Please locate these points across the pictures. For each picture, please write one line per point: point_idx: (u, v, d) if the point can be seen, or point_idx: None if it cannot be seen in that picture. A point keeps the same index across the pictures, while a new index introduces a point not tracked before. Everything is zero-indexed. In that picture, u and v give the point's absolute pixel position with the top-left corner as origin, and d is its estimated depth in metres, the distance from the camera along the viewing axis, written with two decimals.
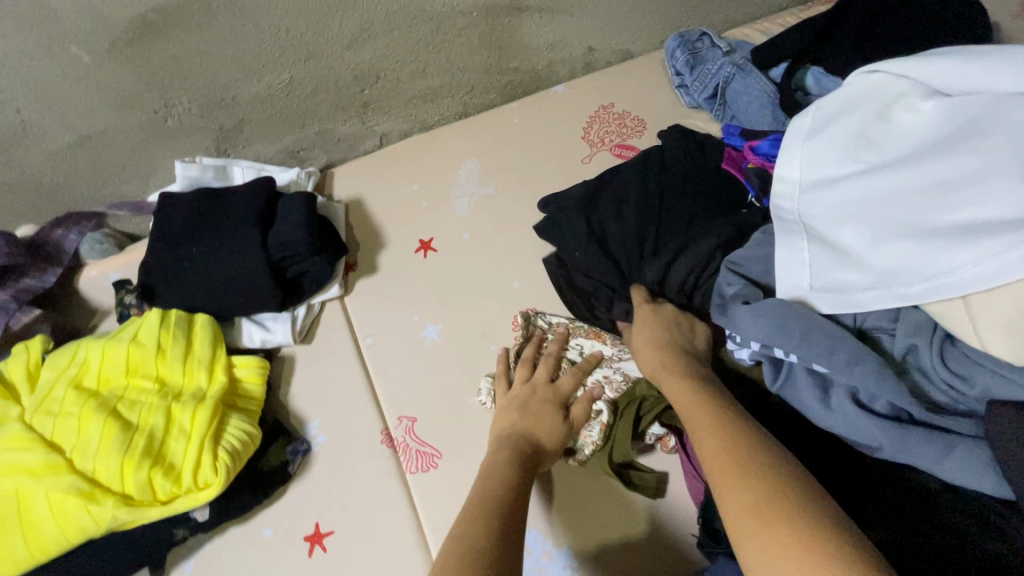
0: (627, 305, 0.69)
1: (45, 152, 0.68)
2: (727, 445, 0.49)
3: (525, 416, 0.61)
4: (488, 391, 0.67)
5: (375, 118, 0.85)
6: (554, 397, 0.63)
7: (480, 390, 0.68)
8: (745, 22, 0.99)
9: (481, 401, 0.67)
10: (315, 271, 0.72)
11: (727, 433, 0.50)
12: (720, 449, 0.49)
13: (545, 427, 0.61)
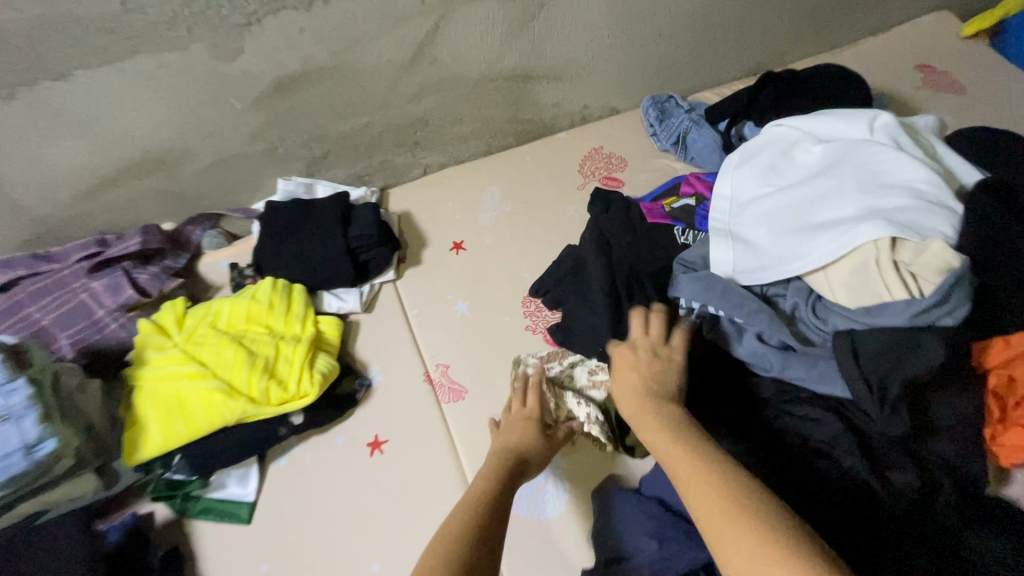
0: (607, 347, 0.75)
1: (194, 171, 0.96)
2: (719, 501, 0.53)
3: (512, 439, 0.73)
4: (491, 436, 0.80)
5: (423, 153, 1.13)
6: (531, 427, 0.74)
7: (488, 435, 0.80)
8: (705, 88, 1.29)
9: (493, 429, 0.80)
10: (379, 257, 0.99)
11: (716, 484, 0.54)
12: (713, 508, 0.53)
13: (526, 446, 0.72)
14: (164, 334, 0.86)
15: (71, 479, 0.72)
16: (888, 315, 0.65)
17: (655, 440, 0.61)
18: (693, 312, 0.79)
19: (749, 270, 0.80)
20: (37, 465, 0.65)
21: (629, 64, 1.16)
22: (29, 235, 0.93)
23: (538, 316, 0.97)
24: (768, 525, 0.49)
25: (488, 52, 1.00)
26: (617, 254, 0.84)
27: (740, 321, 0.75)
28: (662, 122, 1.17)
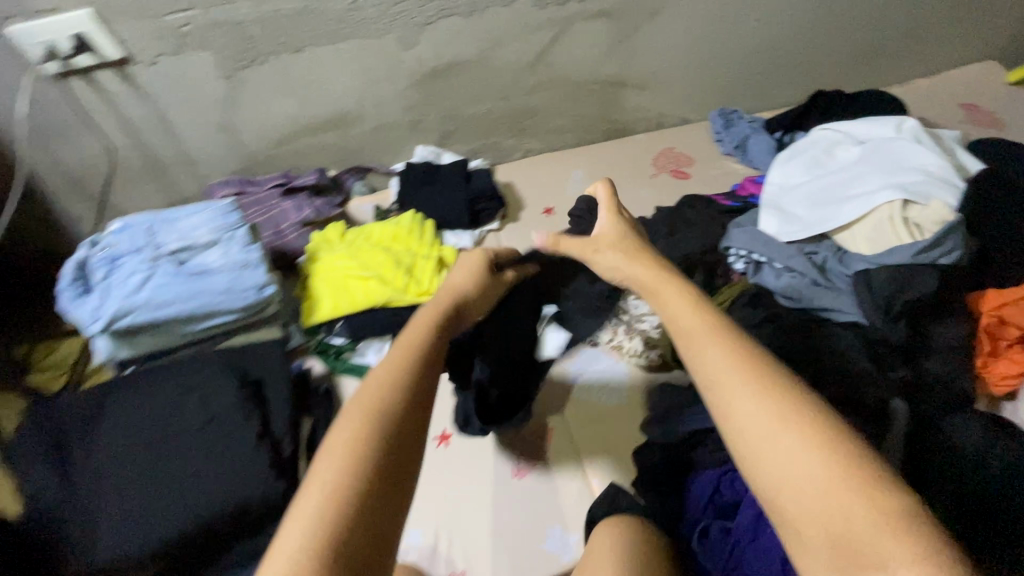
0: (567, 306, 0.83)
1: (361, 132, 1.28)
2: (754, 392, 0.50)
3: (458, 287, 0.73)
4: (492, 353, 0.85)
5: (527, 139, 1.41)
6: (476, 276, 0.75)
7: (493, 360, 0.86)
8: (764, 109, 1.52)
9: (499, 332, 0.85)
10: (490, 208, 1.27)
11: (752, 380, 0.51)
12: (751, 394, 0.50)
13: (471, 291, 0.73)
14: (332, 242, 1.15)
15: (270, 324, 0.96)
16: (894, 255, 0.86)
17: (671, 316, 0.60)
18: (742, 259, 1.00)
19: (789, 229, 1.00)
20: (259, 301, 0.92)
21: (700, 82, 1.41)
22: (238, 167, 1.26)
23: None
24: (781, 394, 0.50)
25: (590, 60, 1.29)
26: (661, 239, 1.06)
27: (779, 265, 0.97)
28: (726, 130, 1.40)
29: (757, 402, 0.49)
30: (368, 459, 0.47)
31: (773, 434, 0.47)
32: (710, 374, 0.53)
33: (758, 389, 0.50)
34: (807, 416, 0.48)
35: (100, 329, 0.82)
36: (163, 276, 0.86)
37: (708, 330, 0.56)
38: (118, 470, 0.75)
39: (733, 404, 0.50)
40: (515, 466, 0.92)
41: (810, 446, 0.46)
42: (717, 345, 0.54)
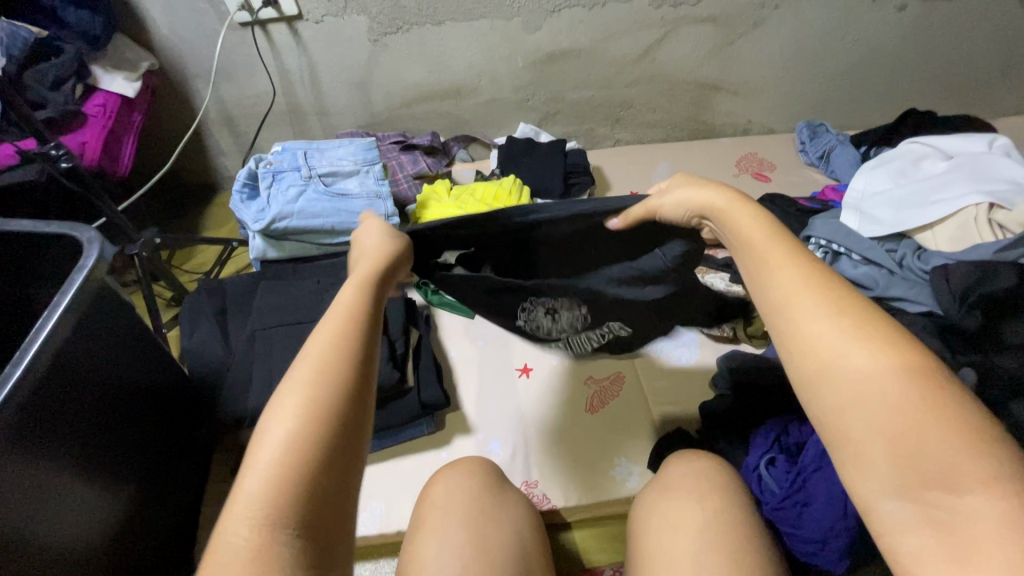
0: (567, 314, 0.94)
1: (474, 104, 1.43)
2: (838, 323, 0.45)
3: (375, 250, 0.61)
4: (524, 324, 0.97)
5: (619, 129, 1.53)
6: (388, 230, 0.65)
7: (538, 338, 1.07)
8: (848, 128, 1.59)
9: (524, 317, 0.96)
10: (581, 184, 1.38)
11: (835, 316, 0.45)
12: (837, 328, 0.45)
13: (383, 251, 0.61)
14: (440, 193, 1.28)
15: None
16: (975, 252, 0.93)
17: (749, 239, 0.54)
18: (820, 247, 1.09)
19: (869, 225, 1.07)
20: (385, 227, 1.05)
21: (791, 93, 1.50)
22: (364, 122, 1.43)
23: None
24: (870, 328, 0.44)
25: (691, 61, 1.39)
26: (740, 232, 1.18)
27: (858, 256, 1.04)
28: (812, 141, 1.48)
29: (830, 325, 0.45)
30: (316, 420, 0.43)
31: (843, 353, 0.44)
32: (783, 296, 0.48)
33: (832, 310, 0.46)
34: (888, 340, 0.43)
35: (260, 228, 0.98)
36: (313, 193, 1.02)
37: (784, 253, 0.50)
38: (267, 340, 0.89)
39: (803, 327, 0.46)
40: (590, 402, 1.01)
41: (882, 371, 0.42)
42: (793, 270, 0.49)
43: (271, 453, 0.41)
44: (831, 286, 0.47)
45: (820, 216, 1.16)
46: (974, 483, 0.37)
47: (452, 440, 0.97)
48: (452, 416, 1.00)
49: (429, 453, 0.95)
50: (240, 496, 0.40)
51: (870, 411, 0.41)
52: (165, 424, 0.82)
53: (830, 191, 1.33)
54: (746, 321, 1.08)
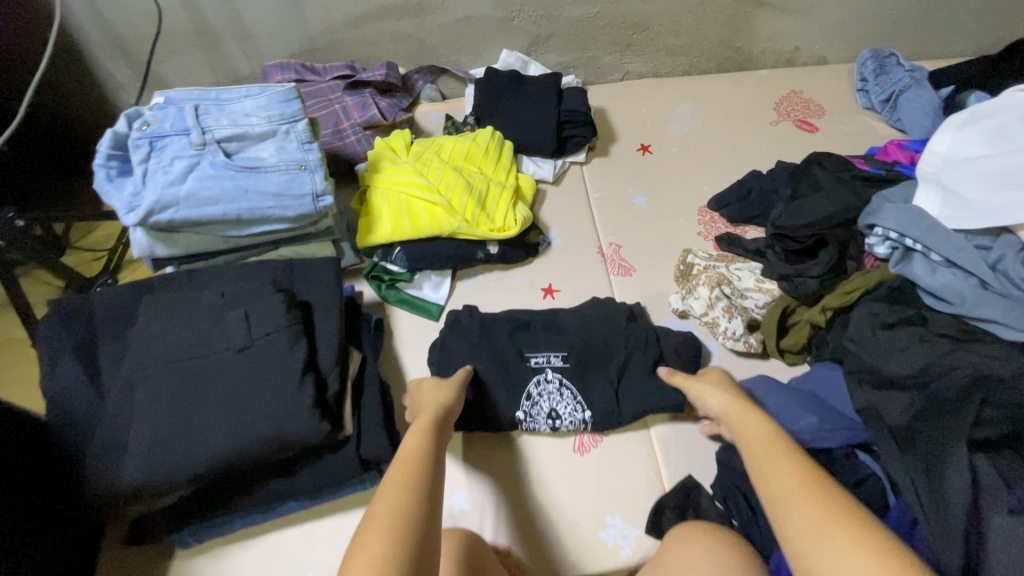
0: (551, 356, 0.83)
1: (441, 22, 1.08)
2: (821, 509, 0.54)
3: (429, 399, 0.72)
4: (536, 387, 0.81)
5: (630, 57, 1.20)
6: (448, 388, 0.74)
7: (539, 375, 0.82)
8: (920, 59, 1.25)
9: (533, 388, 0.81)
10: (579, 136, 1.07)
11: (815, 498, 0.55)
12: (816, 512, 0.54)
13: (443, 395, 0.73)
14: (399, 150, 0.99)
15: (318, 239, 0.85)
16: None
17: (749, 439, 0.66)
18: (887, 241, 0.82)
19: (953, 216, 0.82)
20: (316, 212, 0.79)
21: (854, 12, 1.16)
22: (298, 49, 1.09)
23: (713, 227, 1.03)
24: (849, 513, 0.53)
25: None
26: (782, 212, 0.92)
27: (937, 257, 0.79)
28: (877, 77, 1.15)
29: (803, 509, 0.55)
30: (398, 550, 0.48)
31: (819, 535, 0.52)
32: (767, 484, 0.60)
33: (805, 494, 0.56)
34: (859, 524, 0.51)
35: (137, 221, 0.71)
36: (209, 167, 0.74)
37: (771, 452, 0.63)
38: (149, 383, 0.66)
39: (781, 506, 0.56)
40: (579, 440, 0.81)
41: (859, 553, 0.49)
42: (786, 462, 0.60)
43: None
44: (816, 472, 0.59)
45: (889, 193, 0.88)
46: None
47: None
48: None
49: None
50: None
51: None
52: (34, 480, 0.63)
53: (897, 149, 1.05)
54: (777, 334, 0.87)
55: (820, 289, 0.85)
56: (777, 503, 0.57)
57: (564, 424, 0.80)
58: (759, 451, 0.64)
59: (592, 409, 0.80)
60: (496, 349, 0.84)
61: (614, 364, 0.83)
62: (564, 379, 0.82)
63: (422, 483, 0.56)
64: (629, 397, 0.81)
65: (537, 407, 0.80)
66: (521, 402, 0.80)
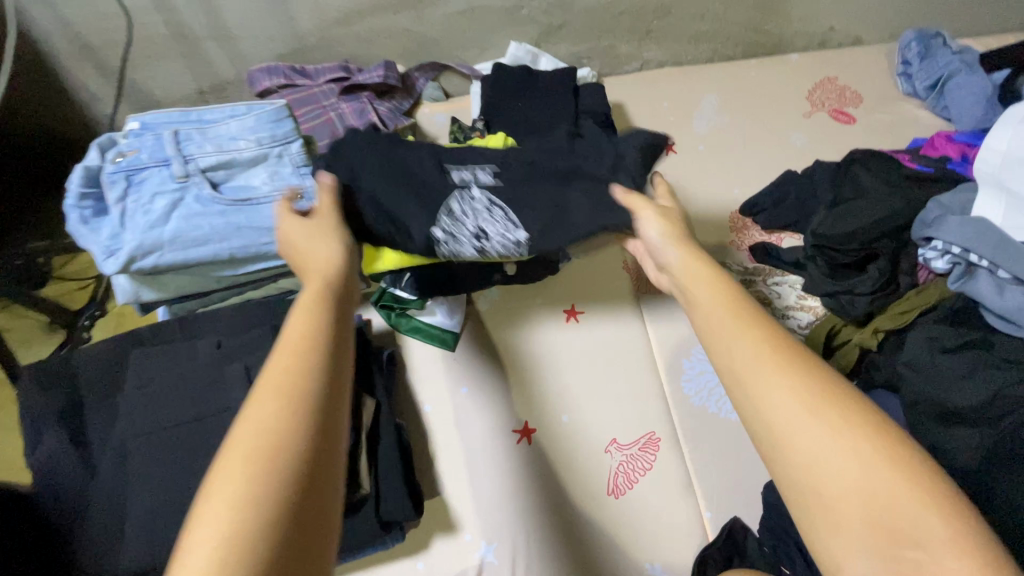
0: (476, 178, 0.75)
1: (443, 14, 0.98)
2: (804, 392, 0.46)
3: (314, 257, 0.56)
4: (464, 196, 0.73)
5: (649, 46, 1.10)
6: (344, 236, 0.58)
7: (463, 198, 0.73)
8: (964, 38, 1.15)
9: (455, 206, 0.72)
10: (598, 138, 0.98)
11: (795, 377, 0.46)
12: (794, 394, 0.46)
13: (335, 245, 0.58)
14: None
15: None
16: None
17: (708, 303, 0.55)
18: (948, 255, 0.75)
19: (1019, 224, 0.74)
20: None
21: None
22: (286, 49, 0.99)
23: (747, 235, 0.95)
24: (833, 391, 0.45)
25: None
26: (826, 220, 0.83)
27: (1006, 275, 0.71)
28: (920, 60, 1.06)
29: (783, 389, 0.46)
30: (281, 451, 0.40)
31: (799, 418, 0.45)
32: (727, 359, 0.50)
33: (776, 368, 0.47)
34: (849, 409, 0.44)
35: (116, 269, 0.63)
36: (195, 202, 0.66)
37: (736, 323, 0.52)
38: (143, 450, 0.59)
39: (754, 388, 0.47)
40: (612, 482, 0.76)
41: (842, 435, 0.43)
42: (748, 332, 0.50)
43: (235, 488, 0.38)
44: (785, 339, 0.50)
45: (944, 200, 0.81)
46: (933, 542, 0.39)
47: (431, 544, 0.72)
48: (433, 504, 0.74)
49: (401, 565, 0.70)
50: (205, 531, 0.36)
51: (833, 463, 0.43)
52: None
53: (949, 144, 0.96)
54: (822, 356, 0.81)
55: (872, 310, 0.78)
56: (752, 385, 0.48)
57: (493, 244, 0.72)
58: (722, 323, 0.53)
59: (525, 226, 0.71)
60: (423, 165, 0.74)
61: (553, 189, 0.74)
62: (495, 197, 0.73)
63: (313, 365, 0.45)
64: (566, 219, 0.71)
65: (462, 226, 0.72)
66: (443, 217, 0.70)
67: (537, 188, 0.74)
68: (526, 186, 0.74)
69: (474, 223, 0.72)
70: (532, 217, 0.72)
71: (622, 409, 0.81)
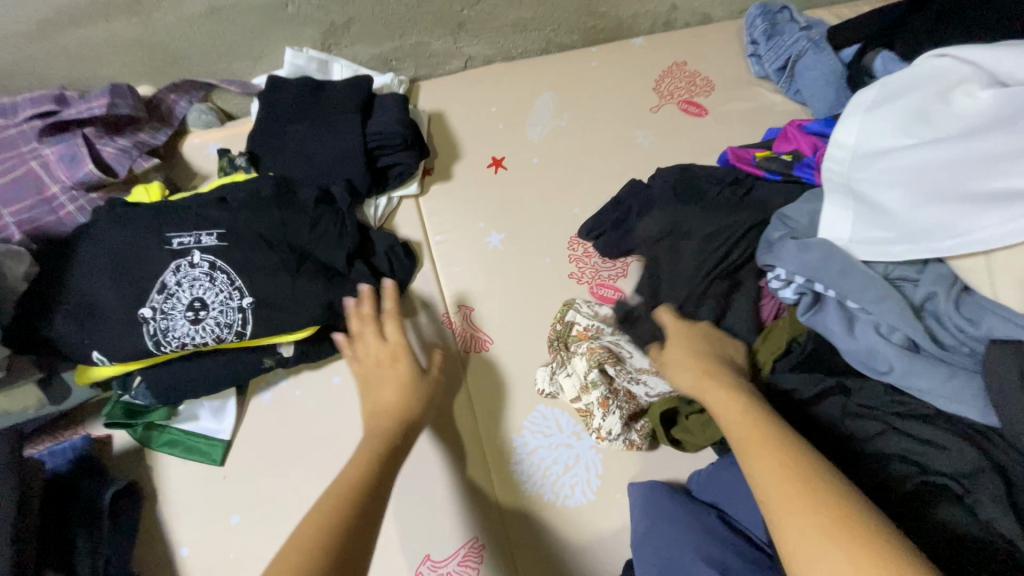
0: (195, 239, 0.65)
1: (179, 19, 0.75)
2: (822, 524, 0.42)
3: (387, 406, 0.60)
4: (183, 271, 0.63)
5: (467, 40, 0.91)
6: (417, 391, 0.62)
7: (179, 271, 0.63)
8: (818, 7, 1.04)
9: (173, 283, 0.62)
10: (402, 164, 0.80)
11: (812, 510, 0.43)
12: (813, 530, 0.42)
13: (404, 399, 0.61)
14: (130, 208, 0.66)
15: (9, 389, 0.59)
16: None
17: (719, 410, 0.55)
18: (793, 285, 0.63)
19: (865, 239, 0.63)
20: None
21: None
22: None
23: (586, 264, 0.80)
24: (859, 531, 0.41)
25: None
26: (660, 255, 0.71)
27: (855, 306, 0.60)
28: (769, 39, 0.94)
29: (803, 522, 0.43)
30: None
31: (816, 559, 0.41)
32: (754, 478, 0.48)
33: (798, 499, 0.44)
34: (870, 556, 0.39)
35: None
36: None
37: (760, 439, 0.49)
38: None
39: (775, 517, 0.44)
40: None
41: None
42: (768, 454, 0.48)
43: None
44: (808, 463, 0.46)
45: (787, 213, 0.70)
46: None
47: None
48: None
49: None
50: None
51: None
52: None
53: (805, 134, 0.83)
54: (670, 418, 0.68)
55: None
56: (772, 514, 0.45)
57: (212, 315, 0.62)
58: (747, 438, 0.50)
59: (256, 292, 0.64)
60: (135, 241, 0.64)
61: (292, 251, 0.67)
62: (219, 259, 0.64)
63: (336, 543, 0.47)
64: (316, 285, 0.66)
65: (175, 300, 0.62)
66: (151, 296, 0.62)
67: (269, 246, 0.66)
68: (262, 249, 0.65)
69: (196, 296, 0.62)
70: (267, 285, 0.64)
71: (433, 512, 0.65)
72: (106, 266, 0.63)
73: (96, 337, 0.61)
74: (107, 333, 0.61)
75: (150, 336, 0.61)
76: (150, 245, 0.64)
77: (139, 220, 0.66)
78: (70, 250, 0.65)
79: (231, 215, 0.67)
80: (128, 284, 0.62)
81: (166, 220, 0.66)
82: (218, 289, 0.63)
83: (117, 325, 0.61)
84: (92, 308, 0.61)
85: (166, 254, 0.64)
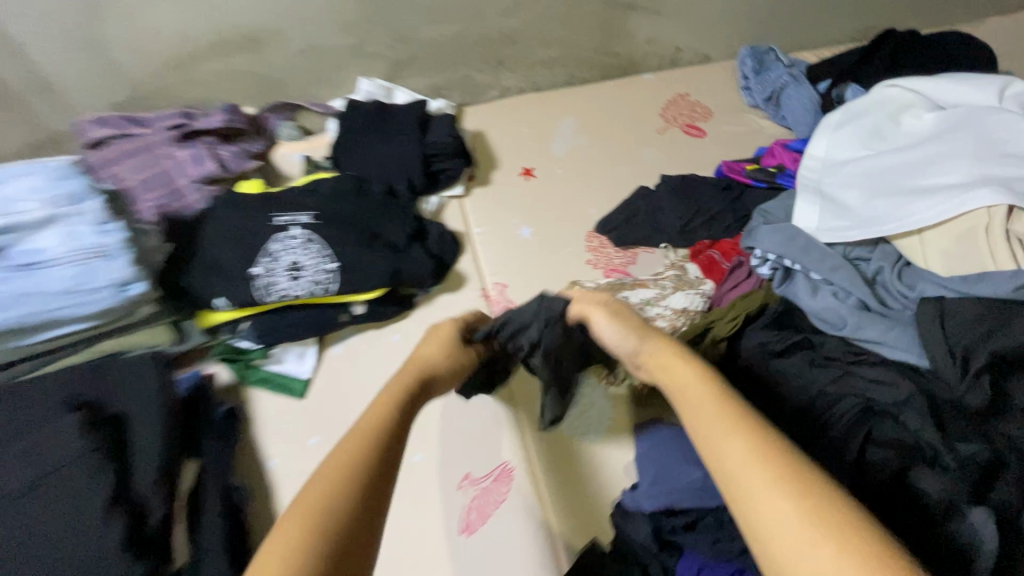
0: (293, 217, 0.83)
1: (284, 55, 0.97)
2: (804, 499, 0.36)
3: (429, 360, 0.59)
4: (286, 240, 0.81)
5: (504, 74, 1.11)
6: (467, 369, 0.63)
7: (282, 241, 0.81)
8: (802, 50, 1.23)
9: (277, 249, 0.80)
10: (451, 169, 0.98)
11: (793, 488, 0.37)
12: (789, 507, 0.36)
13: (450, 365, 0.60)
14: (242, 195, 0.85)
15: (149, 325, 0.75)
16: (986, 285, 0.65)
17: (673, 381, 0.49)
18: (768, 262, 0.78)
19: (829, 225, 0.78)
20: (123, 303, 0.69)
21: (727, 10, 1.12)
22: (118, 98, 0.95)
23: (601, 253, 0.95)
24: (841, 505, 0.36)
25: None
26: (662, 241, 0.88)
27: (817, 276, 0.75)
28: (757, 75, 1.12)
29: (780, 498, 0.36)
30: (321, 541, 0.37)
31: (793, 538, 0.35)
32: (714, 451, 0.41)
33: (772, 474, 0.38)
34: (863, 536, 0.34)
35: None
36: None
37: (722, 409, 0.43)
38: None
39: (746, 494, 0.38)
40: (463, 519, 0.73)
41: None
42: (734, 425, 0.41)
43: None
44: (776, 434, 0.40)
45: (767, 208, 0.86)
46: None
47: None
48: None
49: None
50: None
51: None
52: None
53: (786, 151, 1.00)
54: None
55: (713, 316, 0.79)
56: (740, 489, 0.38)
57: (306, 274, 0.79)
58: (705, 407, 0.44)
59: (340, 258, 0.81)
60: (248, 218, 0.83)
61: (366, 230, 0.84)
62: (313, 233, 0.82)
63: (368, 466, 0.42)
64: (385, 256, 0.83)
65: (278, 262, 0.80)
66: (260, 258, 0.79)
67: (349, 225, 0.84)
68: (344, 227, 0.83)
69: (294, 259, 0.80)
70: (348, 253, 0.81)
71: (472, 441, 0.78)
72: (227, 236, 0.81)
73: (219, 288, 0.79)
74: (226, 285, 0.78)
75: (258, 288, 0.79)
76: (260, 221, 0.82)
77: (250, 203, 0.84)
78: (197, 225, 0.83)
79: (321, 202, 0.85)
80: (242, 249, 0.80)
81: (271, 203, 0.84)
82: (311, 256, 0.81)
83: (234, 279, 0.79)
84: (214, 268, 0.79)
85: (271, 228, 0.82)
